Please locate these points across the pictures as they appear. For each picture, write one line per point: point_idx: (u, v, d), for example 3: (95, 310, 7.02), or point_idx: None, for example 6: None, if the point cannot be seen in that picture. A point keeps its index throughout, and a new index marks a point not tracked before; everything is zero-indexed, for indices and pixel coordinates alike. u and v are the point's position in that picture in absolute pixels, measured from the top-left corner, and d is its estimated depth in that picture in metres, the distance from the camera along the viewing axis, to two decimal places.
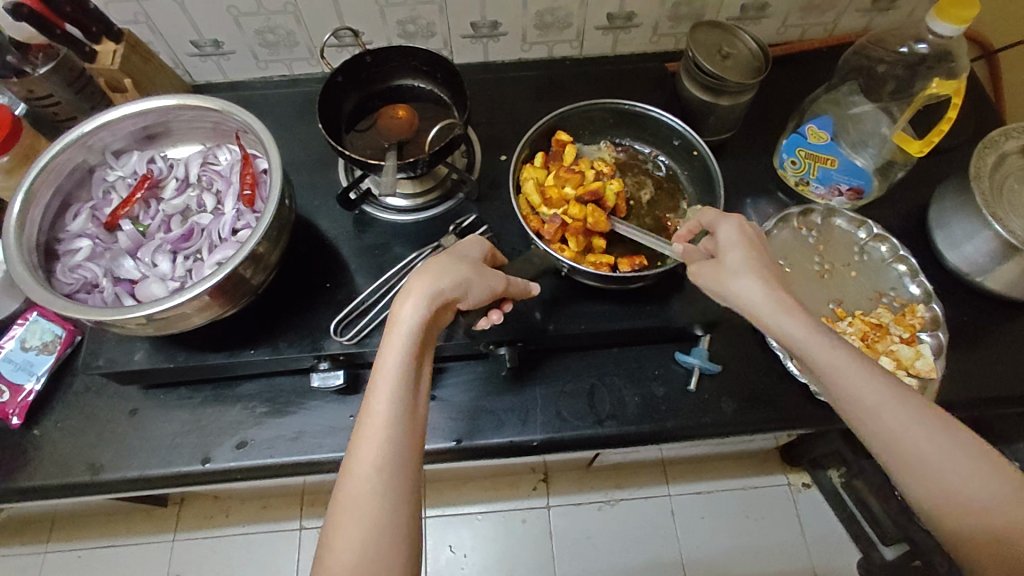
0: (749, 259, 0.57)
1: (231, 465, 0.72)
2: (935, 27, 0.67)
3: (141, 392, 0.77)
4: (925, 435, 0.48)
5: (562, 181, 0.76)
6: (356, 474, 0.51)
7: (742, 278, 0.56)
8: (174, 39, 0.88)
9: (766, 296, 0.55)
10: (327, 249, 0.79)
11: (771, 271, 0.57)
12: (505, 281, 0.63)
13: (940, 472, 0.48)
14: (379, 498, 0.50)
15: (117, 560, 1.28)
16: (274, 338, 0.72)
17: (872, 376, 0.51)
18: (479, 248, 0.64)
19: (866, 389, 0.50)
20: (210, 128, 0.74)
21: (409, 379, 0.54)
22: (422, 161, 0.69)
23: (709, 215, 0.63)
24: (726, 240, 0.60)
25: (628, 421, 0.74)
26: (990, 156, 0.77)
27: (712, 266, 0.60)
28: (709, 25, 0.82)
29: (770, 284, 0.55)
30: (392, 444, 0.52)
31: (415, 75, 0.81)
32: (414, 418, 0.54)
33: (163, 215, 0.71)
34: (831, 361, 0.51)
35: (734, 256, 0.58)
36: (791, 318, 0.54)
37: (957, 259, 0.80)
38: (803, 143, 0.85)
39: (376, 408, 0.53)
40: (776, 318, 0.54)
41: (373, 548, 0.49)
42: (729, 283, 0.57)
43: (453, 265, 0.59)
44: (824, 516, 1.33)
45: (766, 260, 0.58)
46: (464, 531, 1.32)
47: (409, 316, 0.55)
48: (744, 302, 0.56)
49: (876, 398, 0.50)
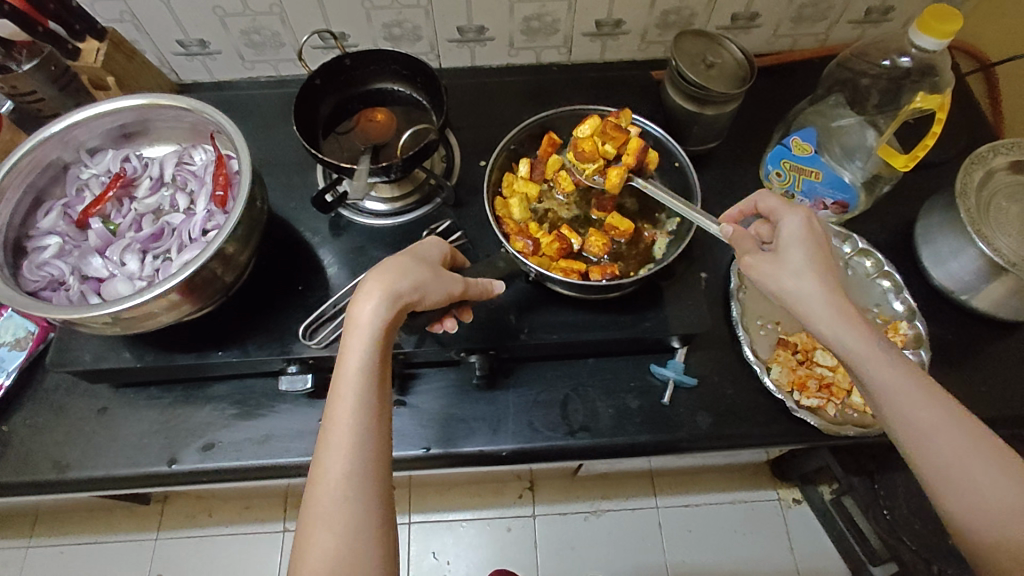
0: (811, 261, 0.57)
1: (198, 467, 0.71)
2: (918, 40, 0.65)
3: (112, 390, 0.76)
4: (950, 433, 0.51)
5: (604, 137, 0.72)
6: (326, 482, 0.50)
7: (804, 278, 0.56)
8: (160, 37, 0.88)
9: (826, 299, 0.56)
10: (302, 252, 0.78)
11: (832, 274, 0.57)
12: (460, 283, 0.62)
13: (960, 466, 0.50)
14: (346, 504, 0.50)
15: (100, 557, 1.29)
16: (243, 340, 0.71)
17: (920, 386, 0.52)
18: (432, 246, 0.63)
19: (914, 400, 0.52)
20: (186, 126, 0.73)
21: (371, 384, 0.54)
22: (396, 165, 0.68)
23: (771, 203, 0.63)
24: (789, 235, 0.59)
25: (602, 433, 0.73)
26: (977, 172, 0.75)
27: (769, 259, 0.59)
28: (693, 33, 0.81)
29: (830, 288, 0.56)
30: (357, 449, 0.51)
31: (397, 80, 0.79)
32: (380, 422, 0.53)
33: (135, 214, 0.69)
34: (878, 362, 0.53)
35: (797, 255, 0.57)
36: (849, 325, 0.54)
37: (943, 277, 0.78)
38: (787, 155, 0.83)
39: (342, 415, 0.52)
40: (832, 323, 0.55)
41: (346, 555, 0.48)
42: (784, 279, 0.57)
43: (409, 267, 0.58)
44: (815, 533, 1.31)
45: (832, 262, 0.58)
46: (448, 538, 1.31)
47: (371, 317, 0.55)
48: (798, 302, 0.57)
49: (921, 405, 0.52)
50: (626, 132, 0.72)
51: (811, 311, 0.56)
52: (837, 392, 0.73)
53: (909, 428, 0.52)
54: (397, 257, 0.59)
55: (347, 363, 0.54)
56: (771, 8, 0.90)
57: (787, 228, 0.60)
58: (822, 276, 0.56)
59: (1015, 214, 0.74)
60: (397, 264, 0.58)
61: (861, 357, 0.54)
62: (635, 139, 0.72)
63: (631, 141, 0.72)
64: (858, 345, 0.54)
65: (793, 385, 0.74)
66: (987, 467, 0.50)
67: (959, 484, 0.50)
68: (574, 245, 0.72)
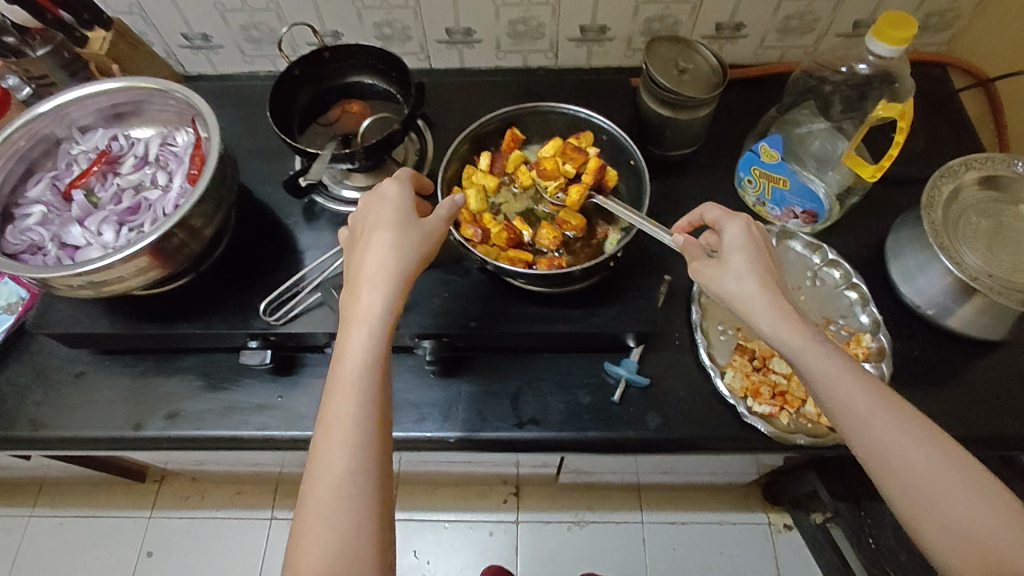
0: (751, 264, 0.58)
1: (159, 433, 0.75)
2: (873, 47, 0.66)
3: (91, 356, 0.80)
4: (912, 445, 0.49)
5: (564, 158, 0.73)
6: (328, 478, 0.52)
7: (745, 281, 0.57)
8: (166, 30, 0.94)
9: (766, 300, 0.56)
10: (275, 234, 0.81)
11: (774, 278, 0.57)
12: (443, 223, 0.64)
13: (926, 487, 0.48)
14: (348, 500, 0.51)
15: (96, 530, 1.34)
16: (208, 313, 0.75)
17: (874, 397, 0.50)
18: (405, 197, 0.64)
19: (864, 408, 0.50)
20: (173, 110, 0.77)
21: (373, 377, 0.55)
22: (360, 153, 0.72)
23: (714, 213, 0.63)
24: (730, 241, 0.60)
25: (550, 427, 0.73)
26: (946, 185, 0.74)
27: (713, 264, 0.60)
28: (668, 40, 0.82)
29: (771, 291, 0.56)
30: (357, 441, 0.53)
31: (374, 75, 0.82)
32: (382, 413, 0.55)
33: (116, 188, 0.73)
34: (825, 371, 0.52)
35: (737, 260, 0.58)
36: (788, 325, 0.54)
37: (912, 293, 0.77)
38: (757, 162, 0.84)
39: (341, 410, 0.54)
40: (775, 326, 0.55)
41: (349, 549, 0.50)
42: (728, 284, 0.58)
43: (406, 246, 0.61)
44: (805, 561, 1.27)
45: (771, 266, 0.59)
46: (430, 537, 1.31)
47: (377, 309, 0.58)
48: (742, 306, 0.57)
49: (872, 414, 0.50)
50: (585, 153, 0.73)
51: (754, 312, 0.56)
52: (790, 401, 0.73)
53: (868, 447, 0.50)
54: (397, 242, 0.61)
55: (349, 353, 0.56)
56: (755, 18, 0.90)
57: (728, 234, 0.61)
58: (760, 280, 0.56)
59: (985, 229, 0.73)
60: (388, 248, 0.60)
61: (802, 357, 0.53)
62: (594, 159, 0.73)
63: (590, 161, 0.73)
64: (802, 347, 0.53)
65: (746, 391, 0.73)
66: (955, 485, 0.47)
67: (929, 508, 0.47)
68: (524, 237, 0.74)
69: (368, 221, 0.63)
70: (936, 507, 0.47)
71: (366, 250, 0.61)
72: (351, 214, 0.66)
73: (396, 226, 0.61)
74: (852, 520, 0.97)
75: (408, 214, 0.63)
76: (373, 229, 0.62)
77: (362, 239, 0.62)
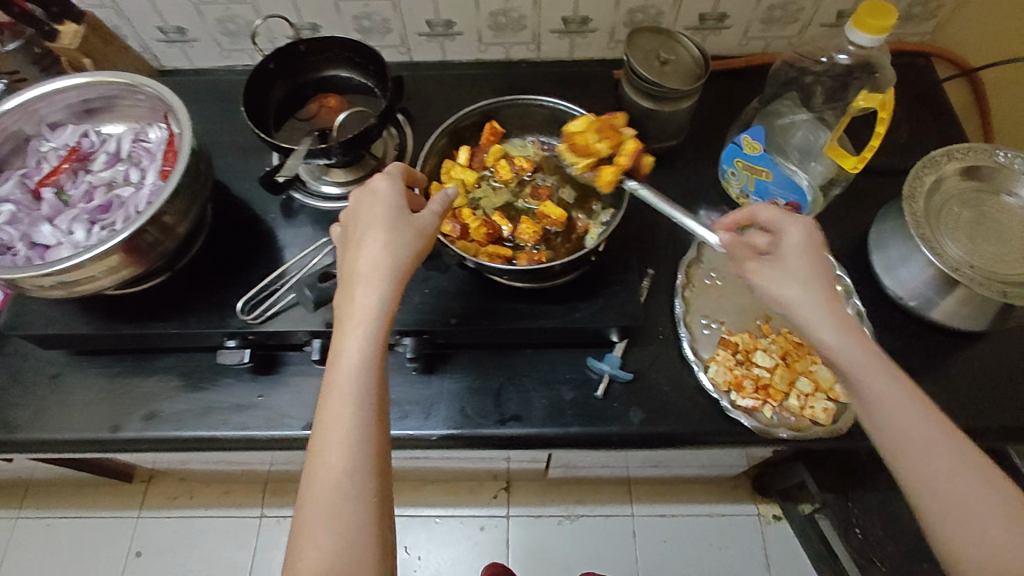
0: (810, 270, 0.54)
1: (137, 435, 0.74)
2: (852, 37, 0.65)
3: (67, 357, 0.79)
4: (968, 476, 0.47)
5: (599, 136, 0.70)
6: (326, 481, 0.51)
7: (801, 288, 0.53)
8: (140, 24, 0.92)
9: (825, 309, 0.52)
10: (252, 231, 0.80)
11: (833, 287, 0.54)
12: (436, 217, 0.62)
13: (975, 520, 0.46)
14: (346, 503, 0.51)
15: (84, 532, 1.33)
16: (184, 313, 0.73)
17: (931, 421, 0.48)
18: (397, 191, 0.62)
19: (921, 432, 0.48)
20: (144, 106, 0.75)
21: (368, 378, 0.54)
22: (335, 148, 0.70)
23: (771, 213, 0.58)
24: (789, 243, 0.56)
25: (533, 423, 0.73)
26: (929, 176, 0.74)
27: (767, 266, 0.56)
28: (649, 31, 0.81)
29: (831, 300, 0.53)
30: (356, 443, 0.52)
31: (350, 68, 0.81)
32: (380, 413, 0.54)
33: (88, 186, 0.72)
34: (882, 388, 0.49)
35: (796, 264, 0.54)
36: (848, 338, 0.51)
37: (893, 285, 0.76)
38: (740, 154, 0.82)
39: (337, 412, 0.53)
40: (833, 337, 0.52)
41: (347, 552, 0.49)
42: (783, 289, 0.54)
43: (400, 240, 0.59)
44: (795, 551, 1.27)
45: (829, 274, 0.55)
46: (420, 533, 1.31)
47: (372, 308, 0.56)
48: (796, 312, 0.54)
49: (929, 438, 0.48)
50: (621, 134, 0.70)
51: (809, 319, 0.53)
52: (773, 394, 0.72)
53: (922, 472, 0.47)
54: (389, 240, 0.58)
55: (345, 354, 0.55)
56: (738, 9, 0.89)
57: (786, 236, 0.57)
58: (821, 288, 0.53)
59: (967, 220, 0.73)
60: (381, 245, 0.58)
61: (861, 372, 0.50)
62: (631, 141, 0.69)
63: (625, 142, 0.69)
64: (862, 362, 0.50)
65: (730, 384, 0.73)
66: (1005, 524, 0.45)
67: (974, 542, 0.45)
68: (503, 232, 0.73)
69: (358, 217, 0.61)
70: (984, 544, 0.45)
71: (358, 247, 0.59)
72: (342, 210, 0.63)
73: (388, 223, 0.59)
74: (840, 510, 0.97)
75: (399, 210, 0.60)
76: (365, 225, 0.60)
77: (354, 236, 0.60)
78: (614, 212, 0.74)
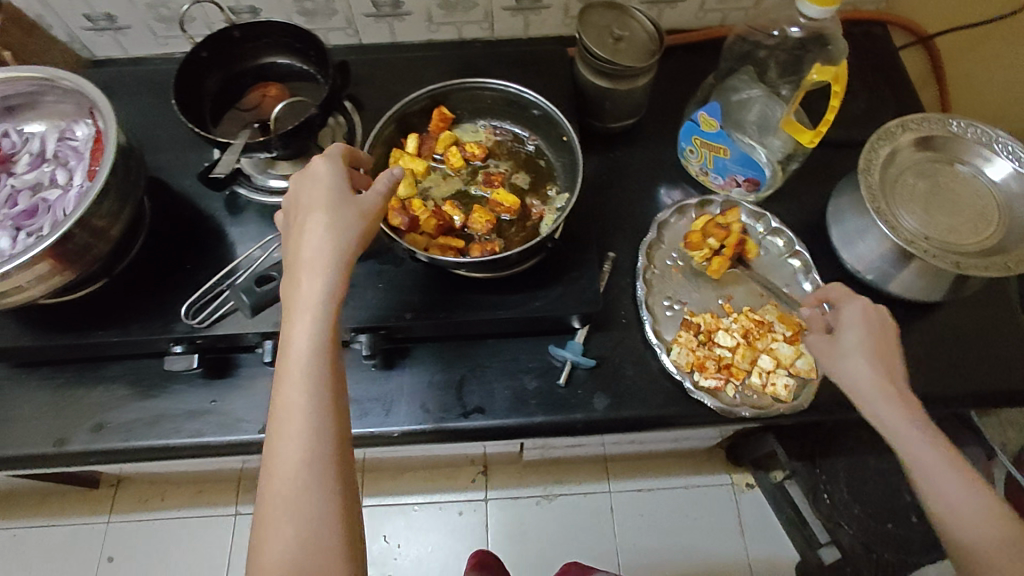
0: (863, 343, 0.60)
1: (85, 448, 0.71)
2: (804, 9, 0.64)
3: (7, 370, 0.75)
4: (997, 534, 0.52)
5: (709, 230, 0.78)
6: (285, 470, 0.49)
7: (852, 360, 0.60)
8: (64, 12, 0.86)
9: (872, 380, 0.59)
10: (196, 230, 0.76)
11: (886, 359, 0.60)
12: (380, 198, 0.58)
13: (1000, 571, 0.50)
14: (306, 492, 0.49)
15: (52, 540, 1.29)
16: (126, 319, 0.70)
17: (966, 484, 0.54)
18: (337, 173, 0.58)
19: (956, 496, 0.53)
20: (69, 102, 0.71)
21: (321, 363, 0.52)
22: (274, 140, 0.67)
23: (837, 291, 0.66)
24: (846, 319, 0.63)
25: (496, 414, 0.72)
26: (884, 148, 0.73)
27: (825, 340, 0.63)
28: (602, 6, 0.78)
29: (880, 371, 0.59)
30: (313, 430, 0.50)
31: (289, 54, 0.77)
32: (338, 398, 0.52)
33: (11, 190, 0.68)
34: (914, 449, 0.56)
35: (849, 337, 0.61)
36: (888, 407, 0.57)
37: (851, 259, 0.76)
38: (697, 131, 0.80)
39: (291, 400, 0.51)
40: (874, 404, 0.58)
41: (313, 541, 0.48)
42: (838, 360, 0.61)
43: (342, 221, 0.56)
44: (768, 517, 1.30)
45: (885, 347, 0.61)
46: (399, 521, 1.30)
47: (319, 292, 0.54)
48: (847, 384, 0.60)
49: (960, 498, 0.53)
50: (728, 227, 0.78)
51: (855, 387, 0.59)
52: (736, 372, 0.73)
53: (954, 526, 0.53)
54: (332, 223, 0.55)
55: (296, 342, 0.52)
56: None
57: (845, 313, 0.63)
58: (870, 361, 0.59)
59: (922, 191, 0.73)
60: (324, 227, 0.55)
61: (898, 436, 0.57)
62: (737, 233, 0.77)
63: (733, 234, 0.77)
64: (898, 426, 0.57)
65: (692, 365, 0.72)
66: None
67: None
68: (456, 222, 0.71)
69: (299, 202, 0.58)
70: None
71: (300, 233, 0.56)
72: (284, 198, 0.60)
73: (329, 206, 0.56)
74: (808, 479, 0.96)
75: (342, 193, 0.57)
76: (308, 209, 0.57)
77: (296, 222, 0.57)
78: (568, 197, 0.73)
